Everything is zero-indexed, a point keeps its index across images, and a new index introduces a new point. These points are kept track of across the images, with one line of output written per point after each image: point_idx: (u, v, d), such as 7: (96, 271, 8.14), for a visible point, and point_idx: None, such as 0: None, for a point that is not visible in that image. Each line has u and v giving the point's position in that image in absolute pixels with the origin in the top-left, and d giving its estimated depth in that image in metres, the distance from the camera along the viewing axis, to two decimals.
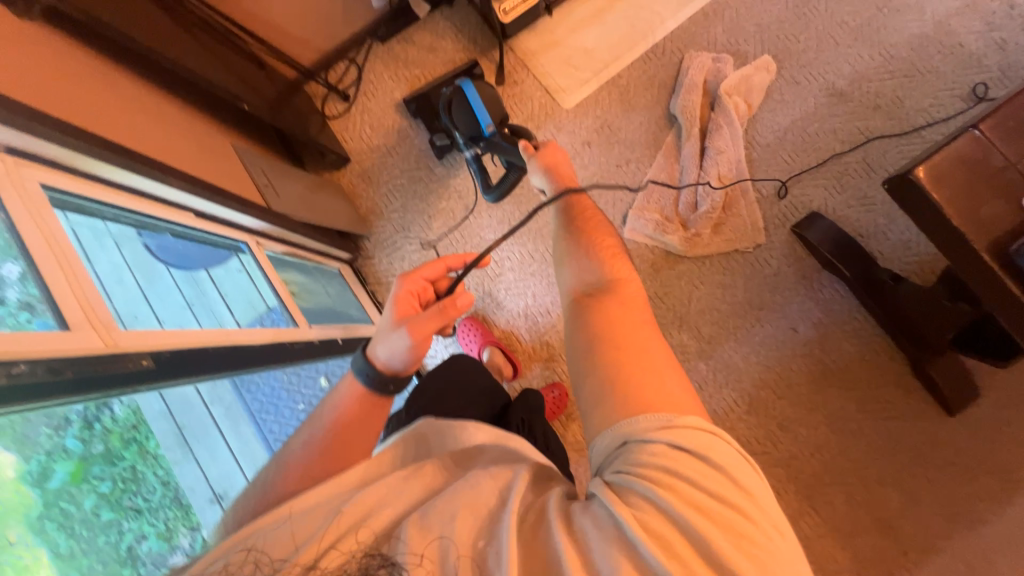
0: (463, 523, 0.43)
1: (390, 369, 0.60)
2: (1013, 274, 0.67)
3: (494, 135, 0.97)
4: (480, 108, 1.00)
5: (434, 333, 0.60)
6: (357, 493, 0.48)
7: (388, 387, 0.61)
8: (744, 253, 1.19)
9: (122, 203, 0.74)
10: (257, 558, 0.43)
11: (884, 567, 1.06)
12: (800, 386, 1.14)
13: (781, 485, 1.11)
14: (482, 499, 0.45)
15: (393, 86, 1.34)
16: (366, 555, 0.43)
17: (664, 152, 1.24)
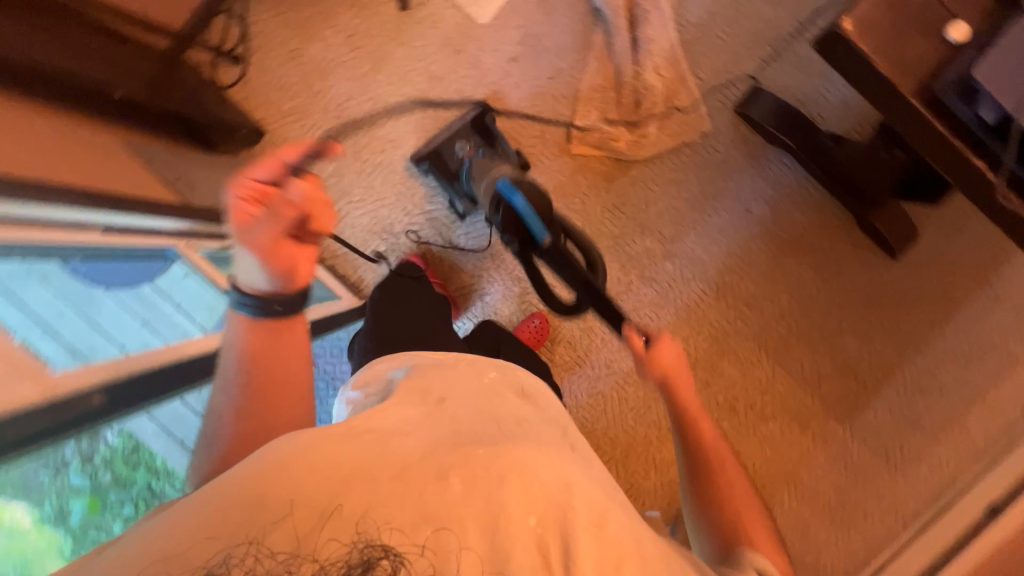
0: (518, 507, 0.44)
1: (262, 291, 0.54)
2: (942, 113, 0.68)
3: (555, 247, 0.76)
4: (531, 220, 0.78)
5: (272, 242, 0.52)
6: (391, 455, 0.47)
7: (272, 309, 0.54)
8: (693, 145, 1.18)
9: (40, 238, 0.62)
10: (258, 549, 0.40)
11: (847, 402, 1.21)
12: (761, 264, 1.20)
13: (755, 356, 1.21)
14: (541, 486, 0.46)
15: (286, 34, 1.18)
16: (367, 539, 0.40)
17: (596, 52, 1.16)
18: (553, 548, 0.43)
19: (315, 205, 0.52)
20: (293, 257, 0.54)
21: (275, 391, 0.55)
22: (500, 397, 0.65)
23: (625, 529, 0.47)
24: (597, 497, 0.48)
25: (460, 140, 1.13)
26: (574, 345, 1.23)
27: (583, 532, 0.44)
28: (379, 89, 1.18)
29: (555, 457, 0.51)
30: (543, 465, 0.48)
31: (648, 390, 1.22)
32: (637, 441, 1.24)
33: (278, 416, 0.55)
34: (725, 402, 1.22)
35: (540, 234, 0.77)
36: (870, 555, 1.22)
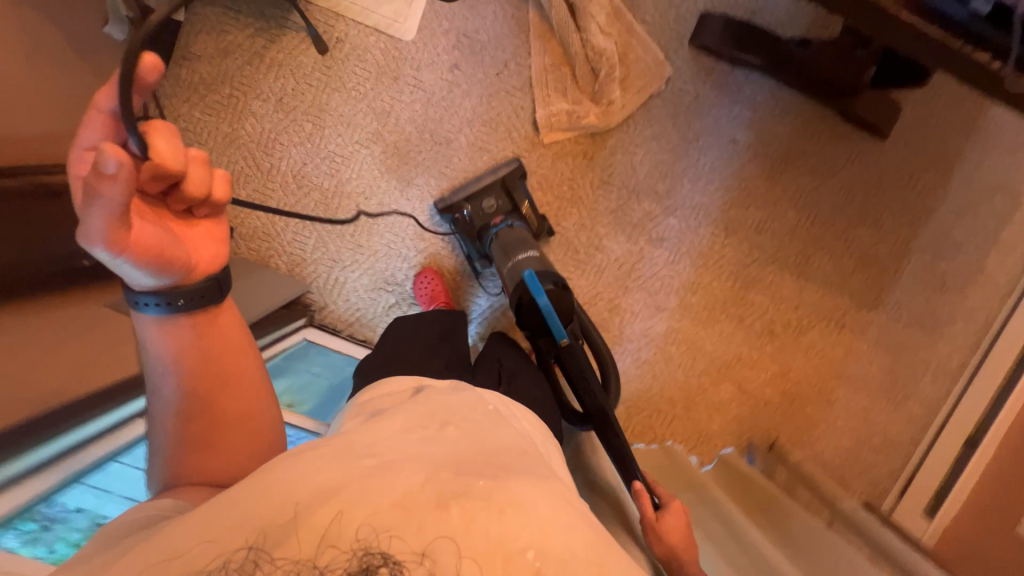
0: (517, 542, 0.47)
1: (154, 286, 0.50)
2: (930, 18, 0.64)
3: (570, 349, 0.88)
4: (555, 322, 0.87)
5: (119, 226, 0.42)
6: (389, 479, 0.49)
7: (176, 304, 0.51)
8: (660, 94, 1.14)
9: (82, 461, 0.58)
10: (258, 555, 0.44)
11: (875, 289, 1.24)
12: (759, 188, 1.19)
13: (778, 277, 1.23)
14: (538, 520, 0.49)
15: (214, 120, 1.09)
16: (366, 548, 0.44)
17: (535, 32, 1.10)
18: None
19: (170, 170, 0.45)
20: (166, 240, 0.47)
21: (223, 393, 0.56)
22: (503, 427, 0.64)
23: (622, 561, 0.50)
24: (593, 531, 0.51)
25: (489, 198, 1.08)
26: (607, 326, 1.23)
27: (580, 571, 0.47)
28: (331, 145, 1.11)
29: (559, 496, 0.53)
30: (545, 500, 0.51)
31: (690, 342, 1.24)
32: (694, 392, 1.26)
33: (232, 410, 0.56)
34: (763, 329, 1.25)
35: (561, 336, 0.87)
36: (931, 418, 1.27)
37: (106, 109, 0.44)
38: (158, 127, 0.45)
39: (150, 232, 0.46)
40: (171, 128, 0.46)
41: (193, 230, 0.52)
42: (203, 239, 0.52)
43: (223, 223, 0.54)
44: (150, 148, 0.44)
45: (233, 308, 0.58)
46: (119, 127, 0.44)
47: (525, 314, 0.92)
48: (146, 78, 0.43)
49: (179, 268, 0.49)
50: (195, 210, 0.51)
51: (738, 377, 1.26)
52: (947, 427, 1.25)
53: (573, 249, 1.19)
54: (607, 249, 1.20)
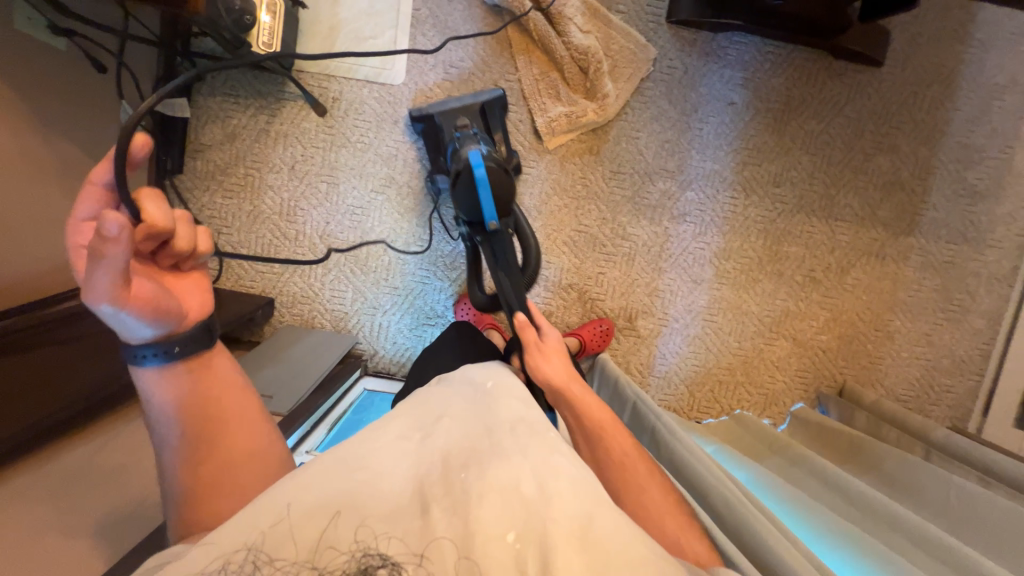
0: (497, 525, 0.46)
1: (150, 338, 0.50)
2: None
3: (497, 235, 0.85)
4: (487, 197, 0.82)
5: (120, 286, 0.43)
6: (375, 491, 0.48)
7: (170, 351, 0.52)
8: (650, 75, 1.16)
9: None
10: (257, 556, 0.42)
11: (906, 214, 1.22)
12: (767, 142, 1.19)
13: (807, 223, 1.22)
14: (518, 497, 0.48)
15: (235, 201, 1.14)
16: (365, 548, 0.43)
17: (518, 47, 1.13)
18: (531, 563, 0.44)
19: (165, 231, 0.45)
20: (163, 293, 0.48)
21: (224, 434, 0.56)
22: (513, 397, 0.63)
23: (614, 528, 0.47)
24: (581, 495, 0.49)
25: (461, 115, 1.03)
26: (650, 310, 1.23)
27: (564, 546, 0.45)
28: (349, 199, 1.15)
29: (544, 465, 0.52)
30: (528, 479, 0.50)
31: (734, 308, 1.24)
32: (751, 356, 1.25)
33: (239, 448, 0.56)
34: (806, 278, 1.24)
35: (488, 220, 0.84)
36: (995, 328, 1.24)
37: (98, 182, 0.43)
38: (146, 192, 0.46)
39: (146, 287, 0.46)
40: (157, 191, 0.46)
41: (182, 282, 0.53)
42: (192, 290, 0.54)
43: (208, 271, 0.55)
44: (143, 213, 0.45)
45: (225, 351, 0.59)
46: (112, 199, 0.44)
47: (459, 193, 0.85)
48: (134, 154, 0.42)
49: (174, 317, 0.50)
50: (182, 263, 0.53)
51: (791, 331, 1.25)
52: (1015, 333, 1.22)
53: (599, 244, 1.20)
54: (633, 235, 1.20)
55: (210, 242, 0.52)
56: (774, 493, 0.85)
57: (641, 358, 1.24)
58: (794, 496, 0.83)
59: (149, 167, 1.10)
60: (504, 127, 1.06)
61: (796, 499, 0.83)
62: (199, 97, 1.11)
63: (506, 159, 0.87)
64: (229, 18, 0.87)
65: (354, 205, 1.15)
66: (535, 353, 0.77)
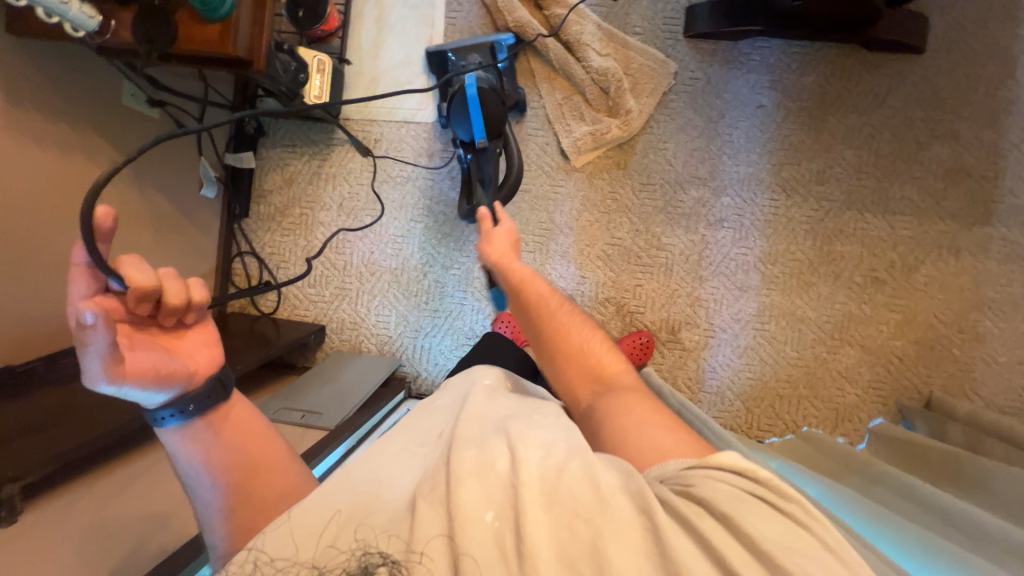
0: (475, 505, 0.44)
1: (164, 399, 0.53)
2: None
3: (484, 152, 1.00)
4: (475, 115, 0.97)
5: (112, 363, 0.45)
6: (376, 495, 0.49)
7: (186, 411, 0.55)
8: (673, 88, 1.18)
9: None
10: (258, 556, 0.44)
11: (977, 202, 1.11)
12: (804, 141, 1.16)
13: (860, 220, 1.14)
14: (495, 476, 0.47)
15: (292, 238, 1.26)
16: (365, 547, 0.43)
17: (541, 76, 1.20)
18: (510, 540, 0.42)
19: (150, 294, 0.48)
20: (162, 358, 0.51)
21: (255, 477, 0.57)
22: (498, 397, 0.65)
23: (585, 474, 0.46)
24: (552, 458, 0.49)
25: (472, 57, 1.13)
26: (694, 321, 1.18)
27: (539, 512, 0.43)
28: (391, 229, 1.23)
29: (517, 439, 0.51)
30: (500, 456, 0.50)
31: (788, 314, 1.16)
32: (814, 367, 1.15)
33: (268, 490, 0.57)
34: (866, 278, 1.14)
35: (478, 137, 0.99)
36: None
37: (79, 262, 0.44)
38: (126, 258, 0.48)
39: (142, 358, 0.49)
40: (138, 256, 0.49)
41: (186, 340, 0.56)
42: (197, 346, 0.56)
43: (211, 324, 0.58)
44: (128, 279, 0.47)
45: (243, 402, 0.61)
46: (97, 275, 0.46)
47: (453, 112, 1.00)
48: (102, 226, 0.43)
49: (181, 376, 0.53)
50: (186, 318, 0.55)
51: (858, 337, 1.14)
52: None
53: (634, 256, 1.19)
54: (668, 245, 1.19)
55: (204, 294, 0.54)
56: (847, 503, 0.77)
57: (688, 372, 1.18)
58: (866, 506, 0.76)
59: (222, 212, 1.26)
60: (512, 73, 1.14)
61: (868, 509, 0.75)
62: (263, 150, 1.27)
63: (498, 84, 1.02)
64: (287, 76, 1.02)
65: (395, 233, 1.23)
66: (489, 231, 0.82)
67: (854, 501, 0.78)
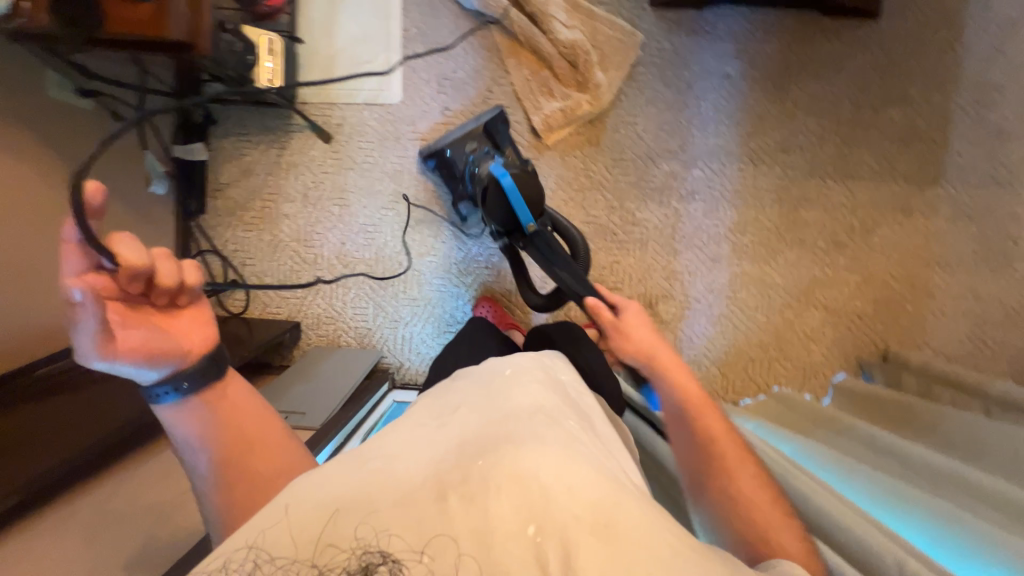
0: (514, 519, 0.43)
1: (157, 377, 0.52)
2: None
3: (537, 236, 0.93)
4: (519, 203, 0.90)
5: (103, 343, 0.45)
6: (392, 481, 0.47)
7: (181, 389, 0.54)
8: (641, 60, 1.17)
9: None
10: (257, 555, 0.42)
11: (927, 165, 1.17)
12: (769, 111, 1.17)
13: (823, 186, 1.18)
14: (540, 493, 0.45)
15: (256, 233, 1.19)
16: (365, 546, 0.41)
17: (507, 51, 1.16)
18: (551, 561, 0.41)
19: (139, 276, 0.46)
20: (155, 338, 0.51)
21: (252, 451, 0.56)
22: (527, 385, 0.63)
23: (639, 520, 0.44)
24: (606, 488, 0.46)
25: (471, 142, 1.04)
26: (670, 294, 1.21)
27: (584, 536, 0.42)
28: (362, 218, 1.19)
29: (564, 457, 0.49)
30: (547, 467, 0.47)
31: (758, 281, 1.20)
32: (783, 330, 1.21)
33: (265, 469, 0.55)
34: (829, 242, 1.19)
35: (526, 222, 0.91)
36: None
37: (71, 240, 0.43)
38: (118, 236, 0.45)
39: (133, 337, 0.49)
40: (130, 233, 0.46)
41: (180, 319, 0.54)
42: (192, 325, 0.55)
43: (206, 305, 0.56)
44: (117, 260, 0.45)
45: (240, 378, 0.60)
46: (89, 252, 0.44)
47: (491, 204, 0.92)
48: (92, 202, 0.43)
49: (173, 356, 0.52)
50: (179, 299, 0.53)
51: (822, 299, 1.20)
52: None
53: (610, 233, 1.20)
54: (643, 220, 1.20)
55: (196, 275, 0.52)
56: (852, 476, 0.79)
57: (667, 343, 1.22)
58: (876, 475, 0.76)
59: (176, 209, 1.18)
60: (513, 141, 1.02)
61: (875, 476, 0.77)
62: (214, 139, 1.18)
63: (525, 164, 0.94)
64: (233, 57, 0.95)
65: (367, 222, 1.19)
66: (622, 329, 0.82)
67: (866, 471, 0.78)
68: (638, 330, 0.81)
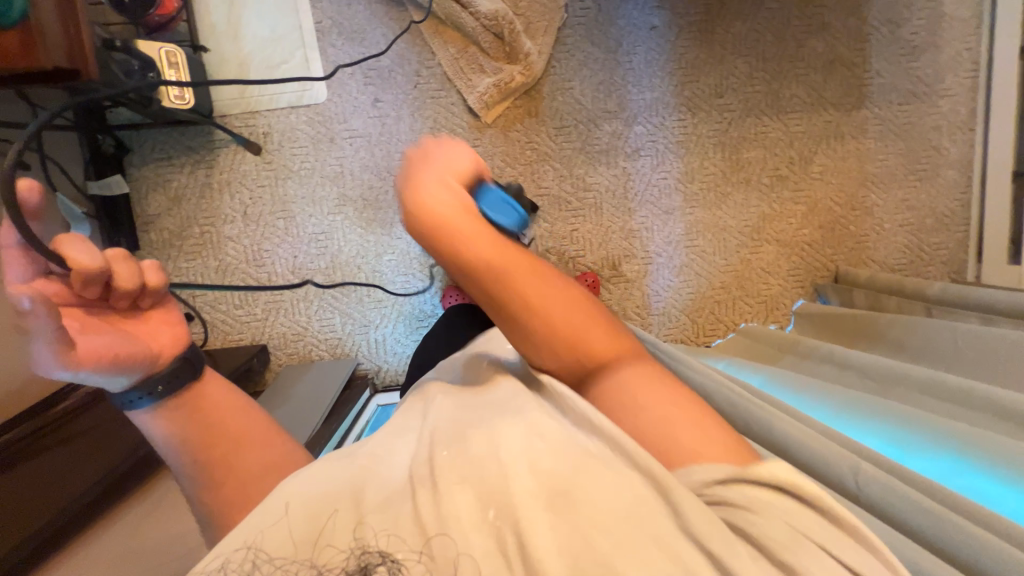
0: (477, 505, 0.44)
1: (128, 383, 0.52)
2: None
3: None
4: None
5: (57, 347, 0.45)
6: (376, 481, 0.48)
7: (156, 392, 0.53)
8: (567, 22, 1.15)
9: None
10: (257, 554, 0.42)
11: (852, 88, 1.21)
12: (699, 56, 1.18)
13: (759, 124, 1.22)
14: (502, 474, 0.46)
15: (200, 261, 1.13)
16: (363, 546, 0.42)
17: (429, 30, 1.12)
18: (510, 541, 0.41)
19: (88, 271, 0.47)
20: (119, 339, 0.51)
21: (236, 448, 0.53)
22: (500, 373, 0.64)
23: (607, 480, 0.44)
24: (569, 456, 0.47)
25: None
26: (632, 253, 1.23)
27: (538, 512, 0.42)
28: (310, 226, 1.14)
29: (526, 434, 0.49)
30: (508, 449, 0.48)
31: (712, 226, 1.24)
32: (741, 269, 1.26)
33: (252, 464, 0.53)
34: (773, 178, 1.24)
35: None
36: (968, 176, 1.24)
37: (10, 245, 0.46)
38: (65, 238, 0.48)
39: (96, 341, 0.49)
40: (80, 236, 0.49)
41: (147, 321, 0.55)
42: (159, 326, 0.56)
43: (170, 304, 0.58)
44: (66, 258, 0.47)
45: (218, 377, 0.58)
46: (32, 255, 0.47)
47: None
48: (28, 202, 0.46)
49: (143, 360, 0.52)
50: (140, 301, 0.55)
51: (774, 233, 1.25)
52: (989, 171, 1.21)
53: (565, 202, 1.20)
54: (594, 184, 1.20)
55: (156, 273, 0.54)
56: (822, 401, 0.81)
57: (636, 301, 1.25)
58: (850, 395, 0.80)
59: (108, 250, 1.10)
60: None
61: (847, 397, 0.80)
62: (133, 169, 1.10)
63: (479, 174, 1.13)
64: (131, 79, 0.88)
65: (316, 229, 1.14)
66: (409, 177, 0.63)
67: (841, 393, 0.81)
68: (459, 224, 0.59)
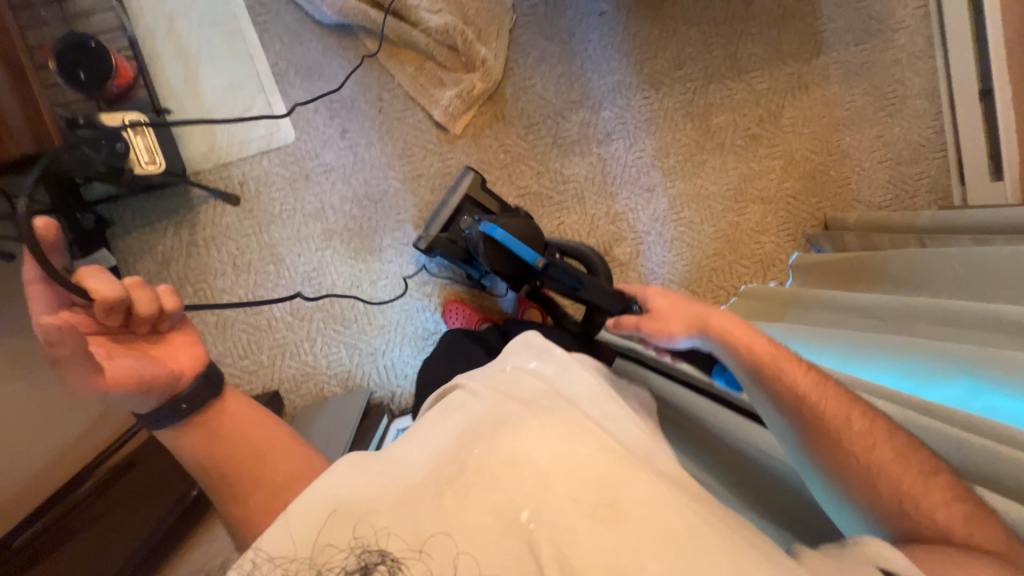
0: (510, 506, 0.47)
1: (152, 405, 0.53)
2: None
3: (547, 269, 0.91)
4: (518, 246, 0.91)
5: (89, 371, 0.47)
6: (398, 481, 0.51)
7: (179, 409, 0.54)
8: (517, 23, 1.16)
9: None
10: (257, 553, 0.46)
11: (808, 37, 1.23)
12: (652, 33, 1.19)
13: (723, 88, 1.22)
14: (536, 476, 0.48)
15: (198, 319, 1.13)
16: (365, 546, 0.46)
17: (383, 53, 1.13)
18: (542, 545, 0.45)
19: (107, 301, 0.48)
20: (141, 363, 0.52)
21: (263, 466, 0.55)
22: (525, 375, 0.65)
23: (643, 495, 0.47)
24: (605, 466, 0.49)
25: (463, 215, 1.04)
26: (621, 236, 1.24)
27: (580, 519, 0.46)
28: (302, 264, 1.15)
29: (563, 436, 0.51)
30: (545, 454, 0.50)
31: (696, 196, 1.25)
32: (731, 233, 1.26)
33: (281, 475, 0.55)
34: (746, 138, 1.24)
35: (533, 259, 0.90)
36: (936, 103, 1.25)
37: (33, 278, 0.46)
38: (85, 270, 0.48)
39: (121, 365, 0.50)
40: (97, 267, 0.49)
41: (168, 343, 0.55)
42: (179, 347, 0.56)
43: (188, 325, 0.57)
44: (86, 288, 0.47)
45: (241, 395, 0.60)
46: (55, 288, 0.47)
47: (495, 261, 0.94)
48: (48, 237, 0.46)
49: (164, 382, 0.53)
50: (159, 325, 0.55)
51: (756, 192, 1.26)
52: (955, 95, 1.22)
53: (547, 198, 1.21)
54: (572, 175, 1.21)
55: (172, 297, 0.53)
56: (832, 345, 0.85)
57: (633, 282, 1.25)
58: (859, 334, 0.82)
59: None
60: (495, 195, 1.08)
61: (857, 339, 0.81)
62: (117, 240, 1.11)
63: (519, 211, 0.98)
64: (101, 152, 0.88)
65: (307, 267, 1.15)
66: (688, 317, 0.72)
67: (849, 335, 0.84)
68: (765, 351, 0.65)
